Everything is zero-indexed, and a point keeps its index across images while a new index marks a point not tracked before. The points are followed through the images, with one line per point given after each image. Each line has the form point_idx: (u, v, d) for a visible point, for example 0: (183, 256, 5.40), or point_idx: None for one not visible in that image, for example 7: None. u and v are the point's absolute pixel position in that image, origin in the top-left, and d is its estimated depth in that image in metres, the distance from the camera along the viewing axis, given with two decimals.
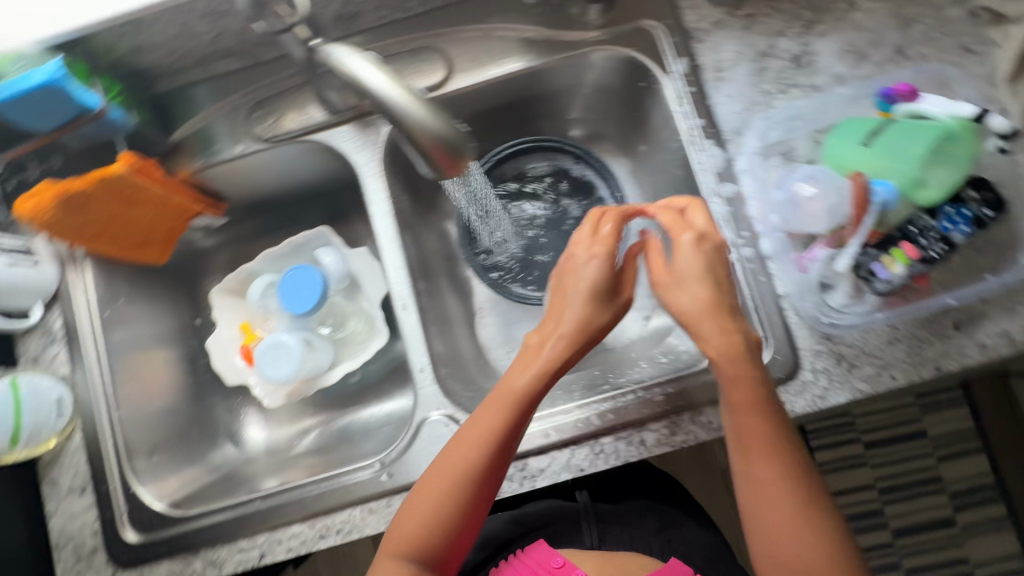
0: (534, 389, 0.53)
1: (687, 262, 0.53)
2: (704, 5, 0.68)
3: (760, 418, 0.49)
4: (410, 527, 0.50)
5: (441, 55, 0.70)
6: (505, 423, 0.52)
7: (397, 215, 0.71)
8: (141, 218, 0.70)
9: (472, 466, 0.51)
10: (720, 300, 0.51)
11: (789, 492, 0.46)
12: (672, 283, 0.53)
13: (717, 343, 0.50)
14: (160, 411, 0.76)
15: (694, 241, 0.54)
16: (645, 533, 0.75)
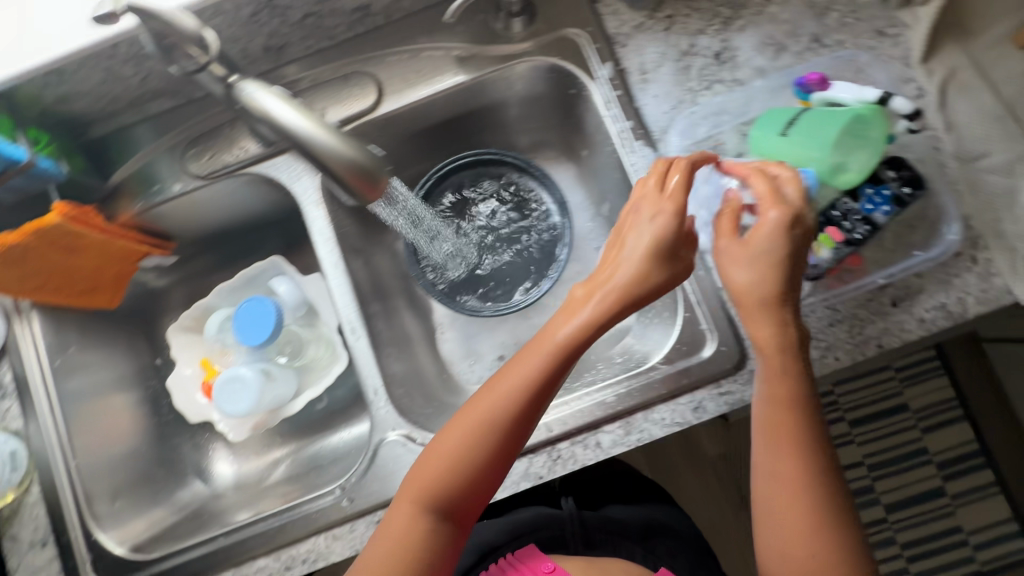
0: (572, 353, 0.52)
1: (765, 245, 0.50)
2: (625, 10, 0.70)
3: (791, 413, 0.51)
4: (426, 479, 0.51)
5: (372, 79, 0.71)
6: (534, 388, 0.51)
7: (339, 239, 0.73)
8: (86, 265, 0.70)
9: (501, 421, 0.51)
10: (779, 292, 0.50)
11: (803, 486, 0.49)
12: (743, 257, 0.51)
13: (768, 331, 0.51)
14: (122, 455, 0.76)
15: (785, 223, 0.50)
16: (630, 539, 0.74)
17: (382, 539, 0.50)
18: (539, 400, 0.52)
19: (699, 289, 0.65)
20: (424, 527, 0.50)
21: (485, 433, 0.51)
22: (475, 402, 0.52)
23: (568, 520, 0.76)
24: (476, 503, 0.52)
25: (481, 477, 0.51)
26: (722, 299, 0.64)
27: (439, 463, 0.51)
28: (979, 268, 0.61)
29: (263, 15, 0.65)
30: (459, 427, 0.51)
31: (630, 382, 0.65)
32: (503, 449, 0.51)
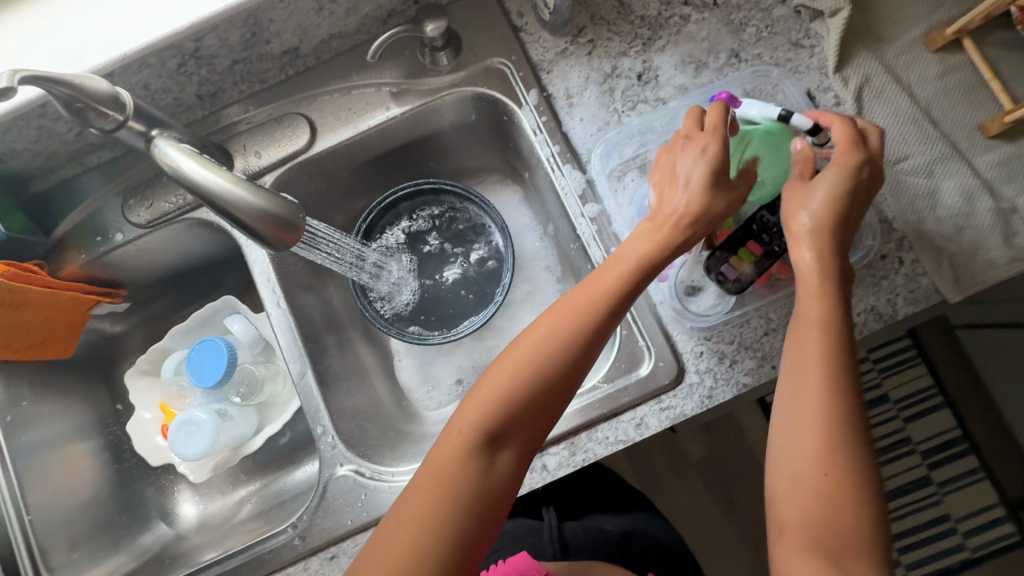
0: (634, 278, 0.53)
1: (830, 181, 0.51)
2: (547, 36, 0.71)
3: (825, 337, 0.50)
4: (477, 410, 0.51)
5: (305, 119, 0.72)
6: (594, 313, 0.52)
7: (280, 280, 0.74)
8: (34, 319, 0.71)
9: (565, 353, 0.51)
10: (834, 225, 0.51)
11: (830, 410, 0.47)
12: (803, 200, 0.53)
13: (810, 258, 0.52)
14: (81, 504, 0.76)
15: (853, 165, 0.51)
16: (608, 543, 0.73)
17: (428, 465, 0.50)
18: (599, 326, 0.52)
19: (635, 307, 0.66)
20: (477, 452, 0.50)
21: (543, 359, 0.51)
22: (533, 327, 0.53)
23: (546, 528, 0.73)
24: (534, 435, 0.52)
25: (540, 406, 0.51)
26: (658, 315, 0.65)
27: (492, 389, 0.51)
28: (906, 268, 0.62)
29: (190, 65, 0.66)
30: (514, 352, 0.52)
31: (573, 403, 0.65)
32: (562, 377, 0.51)
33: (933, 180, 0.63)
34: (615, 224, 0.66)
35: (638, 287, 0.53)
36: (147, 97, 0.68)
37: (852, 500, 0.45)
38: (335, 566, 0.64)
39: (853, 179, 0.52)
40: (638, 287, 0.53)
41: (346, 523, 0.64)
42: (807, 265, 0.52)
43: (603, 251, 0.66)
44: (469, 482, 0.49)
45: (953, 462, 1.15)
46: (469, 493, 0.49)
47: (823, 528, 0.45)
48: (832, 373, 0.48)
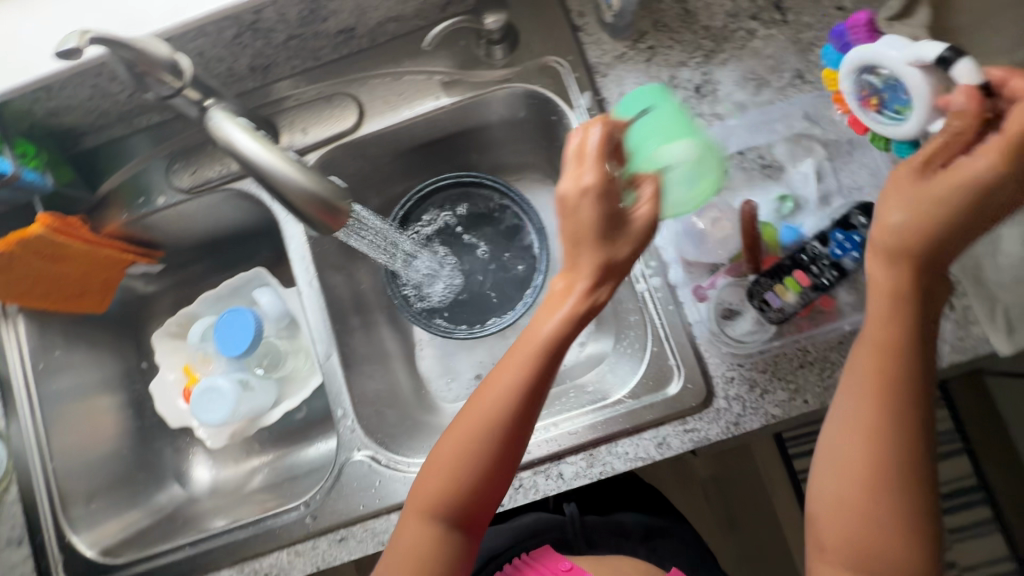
0: (550, 354, 0.46)
1: (955, 187, 0.41)
2: (607, 39, 0.70)
3: (882, 362, 0.45)
4: (429, 490, 0.49)
5: (354, 100, 0.72)
6: (517, 393, 0.47)
7: (314, 260, 0.75)
8: (73, 272, 0.72)
9: (500, 423, 0.47)
10: (937, 239, 0.42)
11: (879, 443, 0.44)
12: (915, 203, 0.42)
13: (885, 277, 0.45)
14: (102, 455, 0.78)
15: (997, 178, 0.40)
16: (634, 541, 0.74)
17: (395, 542, 0.50)
18: (526, 404, 0.47)
19: (668, 324, 0.64)
20: (434, 534, 0.48)
21: (475, 445, 0.48)
22: (464, 410, 0.49)
23: (570, 523, 0.73)
24: (484, 506, 0.49)
25: (477, 494, 0.48)
26: (691, 335, 0.63)
27: (438, 469, 0.49)
28: (954, 315, 0.60)
29: (246, 36, 0.66)
30: (451, 436, 0.49)
31: (595, 414, 0.65)
32: (498, 456, 0.48)
33: (995, 227, 0.60)
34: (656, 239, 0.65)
35: (557, 357, 0.47)
36: (201, 65, 0.68)
37: (899, 534, 0.43)
38: (344, 548, 0.64)
39: (985, 190, 0.41)
40: (556, 359, 0.47)
41: (358, 508, 0.65)
42: (882, 286, 0.45)
43: (642, 266, 0.65)
44: (440, 556, 0.48)
45: (965, 511, 1.12)
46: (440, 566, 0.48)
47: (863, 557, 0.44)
48: (883, 403, 0.45)
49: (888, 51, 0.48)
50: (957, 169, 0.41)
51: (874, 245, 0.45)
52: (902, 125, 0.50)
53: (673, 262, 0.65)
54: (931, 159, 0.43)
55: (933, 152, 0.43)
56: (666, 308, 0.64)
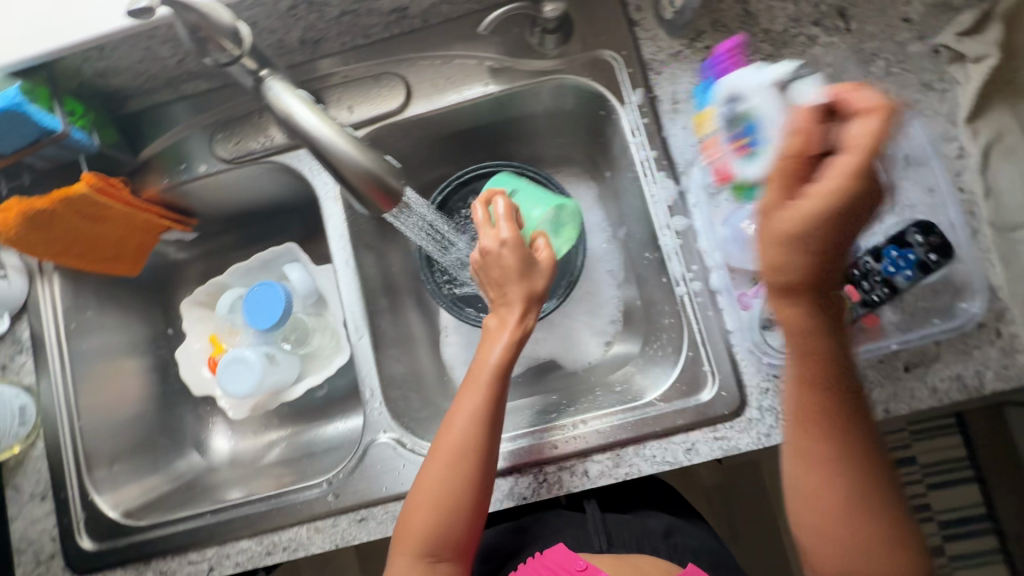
0: (496, 397, 0.59)
1: (808, 222, 0.39)
2: (663, 36, 0.68)
3: (817, 396, 0.47)
4: (417, 523, 0.56)
5: (401, 81, 0.71)
6: (476, 434, 0.57)
7: (352, 239, 0.74)
8: (111, 234, 0.72)
9: (464, 446, 0.57)
10: (811, 272, 0.41)
11: (840, 471, 0.46)
12: (781, 236, 0.41)
13: (790, 314, 0.44)
14: (127, 417, 0.78)
15: (852, 196, 0.38)
16: (653, 537, 0.72)
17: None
18: (488, 440, 0.58)
19: (706, 330, 0.63)
20: (427, 565, 0.55)
21: (450, 486, 0.56)
22: (433, 458, 0.58)
23: (591, 521, 0.73)
24: (466, 525, 0.57)
25: (456, 523, 0.56)
26: (729, 343, 0.62)
27: (422, 503, 0.56)
28: (1002, 342, 0.58)
29: (301, 9, 0.65)
30: (428, 473, 0.57)
31: (624, 415, 0.64)
32: (473, 491, 0.56)
33: None
34: (701, 242, 0.64)
35: (501, 398, 0.60)
36: (253, 35, 0.68)
37: (877, 553, 0.45)
38: (363, 528, 0.65)
39: (833, 225, 0.39)
40: (501, 400, 0.60)
41: (380, 490, 0.65)
42: (789, 326, 0.45)
43: (684, 268, 0.64)
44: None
45: (977, 539, 1.06)
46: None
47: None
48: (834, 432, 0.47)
49: (750, 79, 0.56)
50: (812, 192, 0.39)
51: (770, 282, 0.44)
52: (750, 166, 0.56)
53: (716, 267, 0.63)
54: (790, 184, 0.41)
55: (781, 181, 0.41)
56: (705, 313, 0.63)
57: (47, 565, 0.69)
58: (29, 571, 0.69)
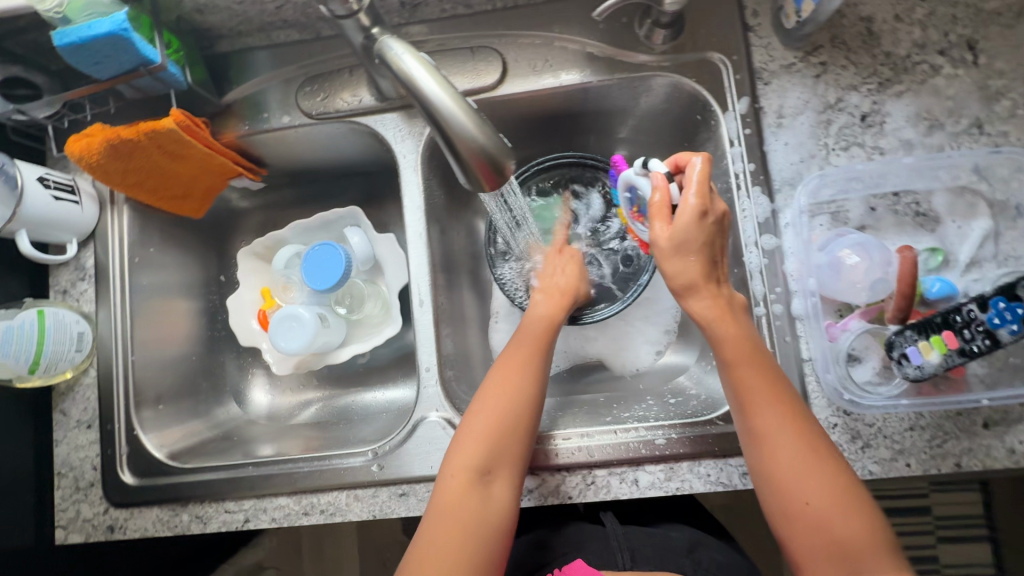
0: (544, 336, 0.64)
1: (682, 226, 0.54)
2: (778, 46, 0.66)
3: (757, 370, 0.55)
4: (467, 454, 0.57)
5: (498, 56, 0.69)
6: (530, 364, 0.61)
7: (428, 212, 0.71)
8: (184, 172, 0.72)
9: (517, 384, 0.60)
10: (709, 268, 0.55)
11: (786, 434, 0.53)
12: (669, 250, 0.55)
13: (706, 309, 0.55)
14: (174, 357, 0.78)
15: (702, 209, 0.54)
16: (678, 554, 0.68)
17: (439, 508, 0.55)
18: (537, 374, 0.61)
19: (781, 355, 0.61)
20: (480, 483, 0.56)
21: (506, 412, 0.58)
22: (486, 390, 0.60)
23: (613, 536, 0.70)
24: (509, 460, 0.57)
25: (506, 453, 0.57)
26: (802, 372, 0.60)
27: (475, 432, 0.58)
28: None
29: None
30: (478, 412, 0.59)
31: (682, 429, 0.63)
32: (527, 419, 0.59)
33: None
34: (789, 264, 0.62)
35: (551, 343, 0.64)
36: None
37: (841, 510, 0.50)
38: (403, 504, 0.64)
39: (701, 225, 0.54)
40: (551, 340, 0.65)
41: (424, 469, 0.64)
42: (709, 317, 0.56)
43: (767, 288, 0.62)
44: (493, 504, 0.55)
45: None
46: (491, 514, 0.55)
47: (822, 537, 0.51)
48: (774, 400, 0.54)
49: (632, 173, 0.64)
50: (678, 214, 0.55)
51: (677, 292, 0.57)
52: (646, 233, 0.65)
53: (802, 293, 0.61)
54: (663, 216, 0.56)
55: (655, 214, 0.57)
56: (783, 338, 0.61)
57: (86, 493, 0.69)
58: (67, 496, 0.69)
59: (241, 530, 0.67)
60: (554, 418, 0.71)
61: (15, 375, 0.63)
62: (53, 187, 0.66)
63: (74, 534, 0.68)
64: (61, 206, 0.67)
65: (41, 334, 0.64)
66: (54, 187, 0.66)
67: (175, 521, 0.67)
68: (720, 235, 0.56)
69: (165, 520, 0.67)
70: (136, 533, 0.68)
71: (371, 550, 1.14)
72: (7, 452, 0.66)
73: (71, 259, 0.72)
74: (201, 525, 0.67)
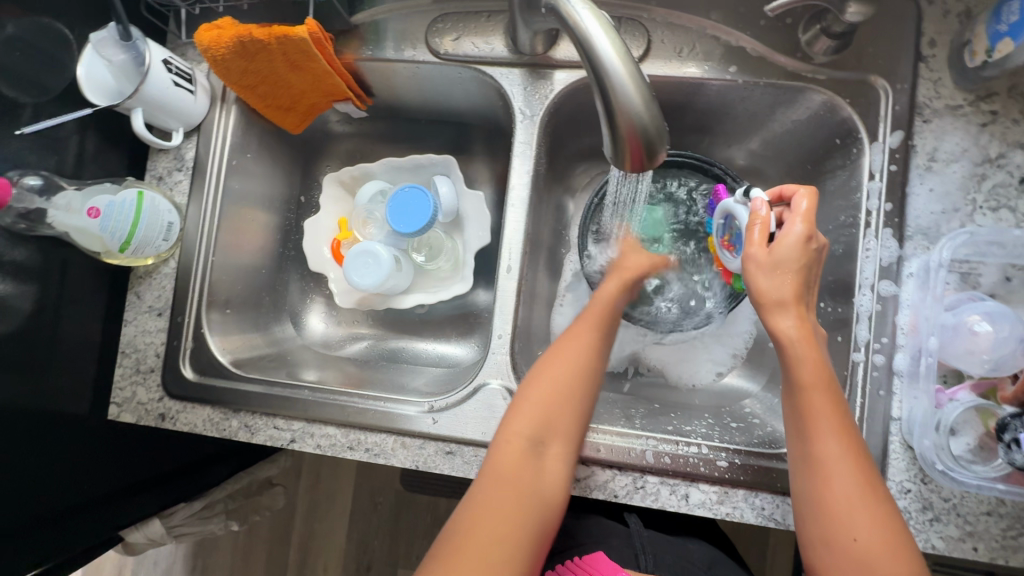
0: (602, 329, 0.64)
1: (787, 247, 0.53)
2: (948, 84, 0.61)
3: (830, 398, 0.52)
4: (531, 419, 0.57)
5: (645, 32, 0.66)
6: (588, 353, 0.61)
7: (534, 178, 0.69)
8: (299, 84, 0.71)
9: (583, 349, 0.61)
10: (803, 292, 0.53)
11: (846, 468, 0.50)
12: (766, 264, 0.53)
13: (790, 328, 0.52)
14: (247, 265, 0.78)
15: (809, 236, 0.53)
16: (694, 564, 0.62)
17: (490, 487, 0.54)
18: (602, 346, 0.63)
19: (870, 408, 0.58)
20: (532, 462, 0.55)
21: (574, 377, 0.60)
22: (539, 373, 0.60)
23: (632, 534, 0.64)
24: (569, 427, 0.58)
25: (568, 420, 0.58)
26: (887, 430, 0.58)
27: (538, 398, 0.58)
28: None
29: None
30: (545, 378, 0.59)
31: (747, 456, 0.61)
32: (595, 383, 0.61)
33: None
34: (903, 315, 0.59)
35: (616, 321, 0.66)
36: None
37: (891, 554, 0.48)
38: (447, 462, 0.64)
39: (802, 250, 0.53)
40: (609, 331, 0.64)
41: (475, 434, 0.64)
42: (792, 337, 0.52)
43: (872, 336, 0.59)
44: (541, 488, 0.55)
45: None
46: (543, 497, 0.54)
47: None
48: (840, 430, 0.51)
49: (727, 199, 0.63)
50: (782, 235, 0.54)
51: (763, 307, 0.54)
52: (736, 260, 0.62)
53: (909, 348, 0.58)
54: (765, 233, 0.55)
55: (752, 235, 0.55)
56: (876, 392, 0.58)
57: (145, 377, 0.71)
58: (127, 375, 0.71)
59: (284, 448, 0.67)
60: (610, 412, 0.69)
61: (106, 249, 0.64)
62: (174, 72, 0.66)
63: (126, 414, 0.70)
64: (177, 93, 0.67)
65: (136, 216, 0.65)
66: (175, 72, 0.66)
67: (224, 424, 0.68)
68: (814, 266, 0.55)
69: (215, 421, 0.69)
70: (185, 427, 0.69)
71: (366, 490, 1.16)
72: (82, 321, 0.67)
73: (174, 147, 0.72)
74: (248, 434, 0.68)
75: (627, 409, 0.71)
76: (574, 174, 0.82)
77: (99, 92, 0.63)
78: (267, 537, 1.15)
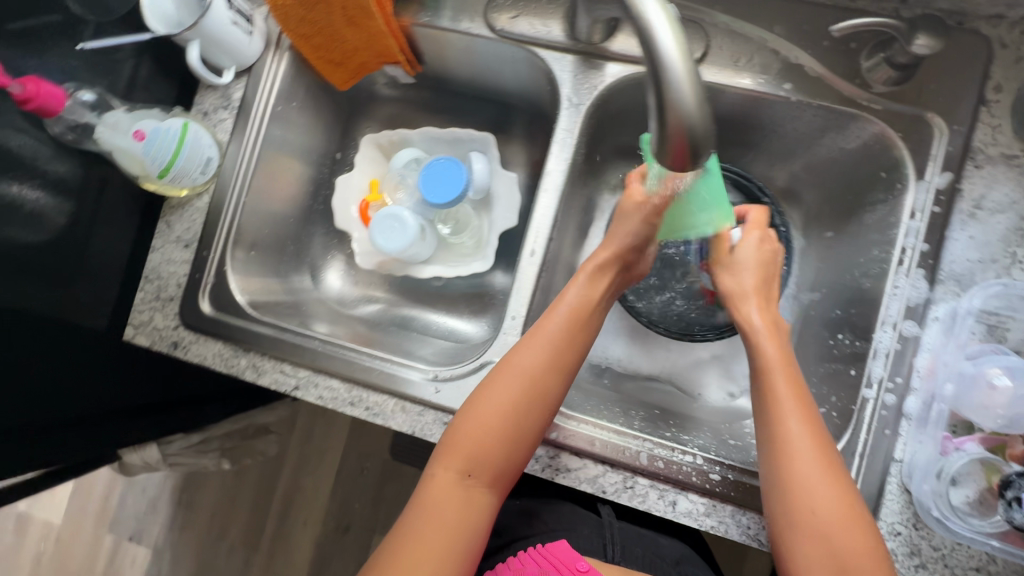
0: (562, 353, 0.60)
1: (745, 248, 0.64)
2: (1006, 131, 0.59)
3: (789, 376, 0.54)
4: (469, 447, 0.56)
5: (704, 37, 0.65)
6: (541, 371, 0.58)
7: (571, 166, 0.69)
8: (353, 40, 0.71)
9: (535, 367, 0.59)
10: (765, 287, 0.62)
11: (804, 438, 0.50)
12: (727, 264, 0.65)
13: (756, 317, 0.59)
14: (276, 211, 0.80)
15: (760, 239, 0.65)
16: (664, 563, 0.62)
17: (418, 514, 0.54)
18: (561, 365, 0.59)
19: (872, 445, 0.58)
20: (466, 487, 0.56)
21: (521, 399, 0.57)
22: (483, 392, 0.58)
23: (606, 526, 0.65)
24: (508, 452, 0.57)
25: (508, 446, 0.57)
26: (887, 470, 0.57)
27: (481, 422, 0.57)
28: None
29: None
30: (491, 400, 0.57)
31: (739, 474, 0.61)
32: (550, 402, 0.58)
33: None
34: (922, 358, 0.58)
35: (587, 330, 0.62)
36: None
37: (846, 524, 0.47)
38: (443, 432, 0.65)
39: (758, 251, 0.64)
40: (575, 351, 0.61)
41: None
42: (757, 326, 0.58)
43: (886, 374, 0.58)
44: (472, 514, 0.55)
45: None
46: (471, 524, 0.55)
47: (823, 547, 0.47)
48: (799, 407, 0.52)
49: None
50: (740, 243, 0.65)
51: (732, 302, 0.62)
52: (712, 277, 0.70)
53: (922, 393, 0.57)
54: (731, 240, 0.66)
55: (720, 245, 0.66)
56: (881, 430, 0.58)
57: (163, 305, 0.72)
58: (146, 301, 0.72)
59: (288, 394, 0.69)
60: (609, 410, 0.70)
61: (145, 173, 0.65)
62: (234, 11, 0.67)
63: (140, 336, 0.71)
64: (235, 32, 0.68)
65: (178, 146, 0.66)
66: (235, 11, 0.67)
67: (233, 362, 0.70)
68: (773, 268, 0.65)
69: (224, 358, 0.70)
70: (195, 358, 0.71)
71: (356, 453, 1.17)
72: (111, 240, 0.68)
73: (223, 85, 0.73)
74: (254, 375, 0.69)
75: (628, 410, 0.71)
76: (610, 170, 0.82)
77: (160, 20, 0.65)
78: (255, 481, 1.17)
